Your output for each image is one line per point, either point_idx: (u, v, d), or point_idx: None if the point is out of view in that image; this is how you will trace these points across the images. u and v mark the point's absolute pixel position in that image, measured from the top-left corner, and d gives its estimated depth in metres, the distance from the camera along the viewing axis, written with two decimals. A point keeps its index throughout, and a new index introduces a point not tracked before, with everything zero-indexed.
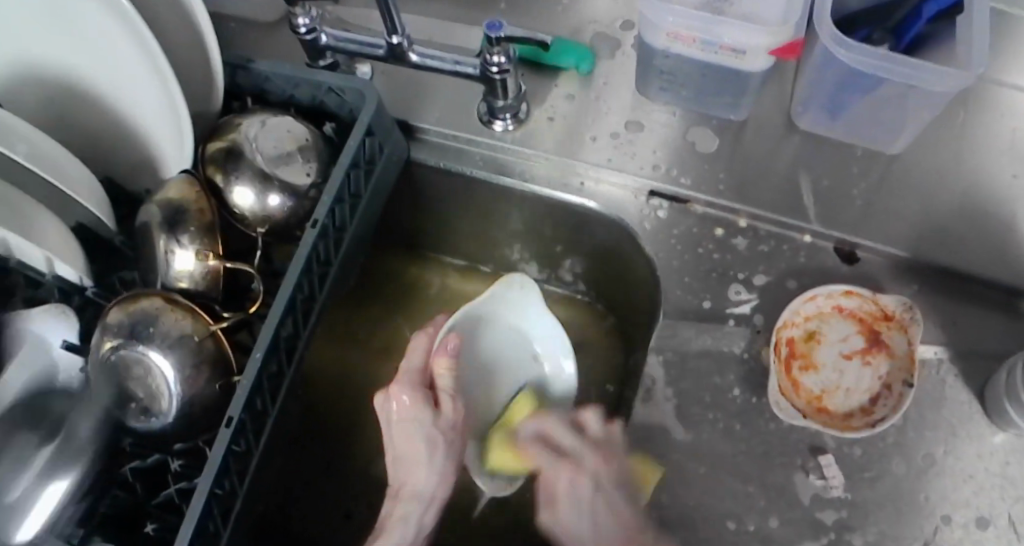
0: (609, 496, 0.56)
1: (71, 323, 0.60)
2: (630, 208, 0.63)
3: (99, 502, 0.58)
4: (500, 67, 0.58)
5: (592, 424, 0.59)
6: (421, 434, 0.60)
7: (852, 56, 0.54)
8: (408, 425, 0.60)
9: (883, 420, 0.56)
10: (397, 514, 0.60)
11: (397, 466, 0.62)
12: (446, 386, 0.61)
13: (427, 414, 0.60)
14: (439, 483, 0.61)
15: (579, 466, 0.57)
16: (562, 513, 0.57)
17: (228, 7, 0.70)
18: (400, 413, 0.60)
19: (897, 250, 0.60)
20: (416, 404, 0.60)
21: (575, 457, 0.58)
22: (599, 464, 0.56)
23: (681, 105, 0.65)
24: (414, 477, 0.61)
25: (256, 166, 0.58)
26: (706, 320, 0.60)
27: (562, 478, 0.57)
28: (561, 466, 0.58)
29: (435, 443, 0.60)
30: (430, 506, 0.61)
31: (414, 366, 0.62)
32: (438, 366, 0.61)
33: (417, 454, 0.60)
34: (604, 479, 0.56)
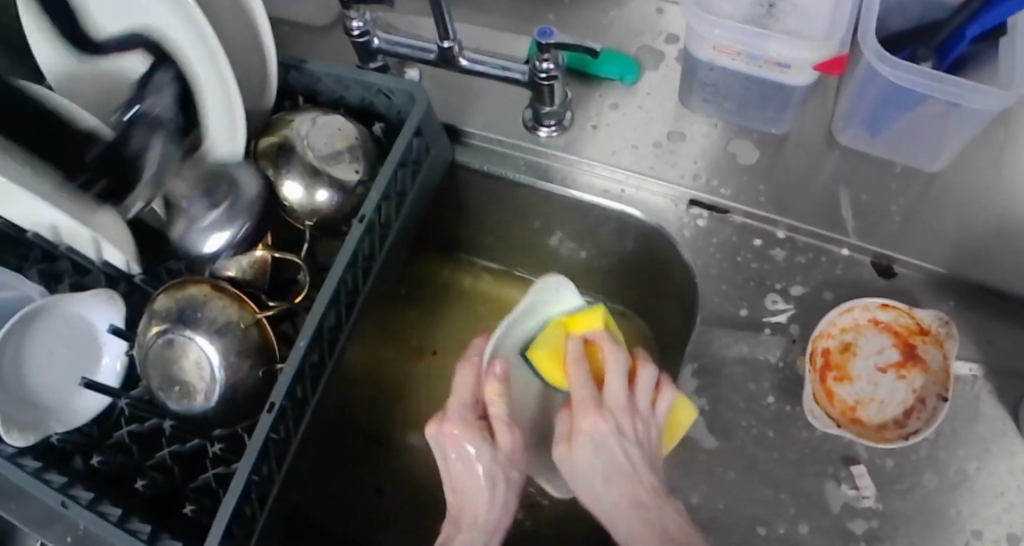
0: (628, 446, 0.55)
1: (118, 308, 0.63)
2: (670, 215, 0.65)
3: (138, 483, 0.59)
4: (548, 73, 0.60)
5: (645, 381, 0.57)
6: (480, 470, 0.55)
7: (899, 75, 0.55)
8: (467, 464, 0.56)
9: (916, 433, 0.56)
10: (461, 545, 0.55)
11: (456, 498, 0.57)
12: (500, 414, 0.56)
13: (488, 450, 0.56)
14: (501, 517, 0.56)
15: (606, 412, 0.55)
16: (576, 448, 0.55)
17: (285, 10, 0.73)
18: (458, 457, 0.56)
19: (933, 266, 0.61)
20: (474, 440, 0.56)
21: (607, 402, 0.56)
22: (627, 416, 0.56)
23: (723, 117, 0.66)
24: (473, 506, 0.56)
25: (307, 161, 0.60)
26: (743, 328, 0.61)
27: (584, 416, 0.56)
28: (590, 408, 0.56)
29: (499, 475, 0.56)
30: (494, 537, 0.56)
31: (463, 399, 0.58)
32: (491, 395, 0.56)
33: (477, 489, 0.55)
34: (627, 430, 0.55)
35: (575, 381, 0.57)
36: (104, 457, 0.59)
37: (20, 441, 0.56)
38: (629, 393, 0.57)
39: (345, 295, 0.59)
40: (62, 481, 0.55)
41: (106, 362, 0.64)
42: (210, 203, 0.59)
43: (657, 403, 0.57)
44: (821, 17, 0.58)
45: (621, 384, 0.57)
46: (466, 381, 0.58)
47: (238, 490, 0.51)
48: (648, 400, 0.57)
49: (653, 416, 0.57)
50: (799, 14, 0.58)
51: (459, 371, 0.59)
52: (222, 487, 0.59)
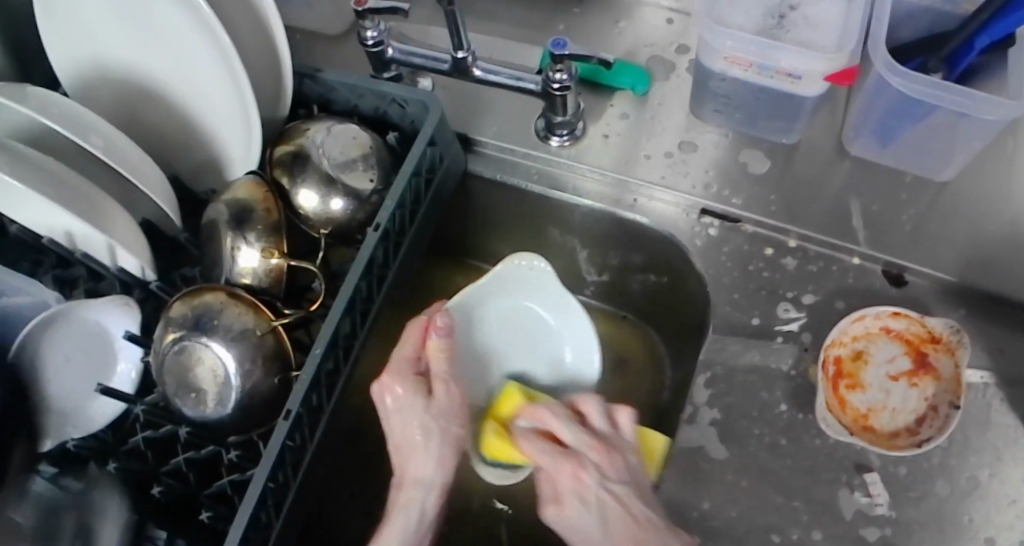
0: (614, 489, 0.54)
1: (133, 315, 0.61)
2: (681, 224, 0.65)
3: (154, 490, 0.59)
4: (561, 84, 0.60)
5: (596, 413, 0.58)
6: (417, 422, 0.57)
7: (907, 84, 0.56)
8: (404, 416, 0.57)
9: (928, 441, 0.57)
10: (401, 502, 0.57)
11: (397, 454, 0.58)
12: (441, 372, 0.58)
13: (422, 403, 0.57)
14: (440, 469, 0.57)
15: (580, 461, 0.55)
16: (567, 509, 0.55)
17: (298, 20, 0.73)
18: (396, 406, 0.57)
19: (944, 275, 0.61)
20: (412, 392, 0.57)
21: (575, 452, 0.56)
22: (601, 456, 0.55)
23: (733, 127, 0.67)
24: (412, 463, 0.57)
25: (322, 169, 0.61)
26: (755, 337, 0.61)
27: (561, 476, 0.55)
28: (561, 466, 0.55)
29: (431, 429, 0.57)
30: (435, 492, 0.57)
31: (407, 353, 0.58)
32: (433, 353, 0.57)
33: (414, 443, 0.57)
34: (606, 472, 0.55)
35: (535, 452, 0.56)
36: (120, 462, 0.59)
37: None
38: (586, 430, 0.57)
39: (360, 302, 0.59)
40: None
41: (121, 367, 0.64)
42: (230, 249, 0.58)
43: (619, 423, 0.57)
44: (832, 28, 0.58)
45: (577, 428, 0.57)
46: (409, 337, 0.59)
47: (254, 496, 0.51)
48: (603, 424, 0.57)
49: (623, 445, 0.57)
50: (810, 25, 0.59)
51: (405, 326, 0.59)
52: (236, 493, 0.59)
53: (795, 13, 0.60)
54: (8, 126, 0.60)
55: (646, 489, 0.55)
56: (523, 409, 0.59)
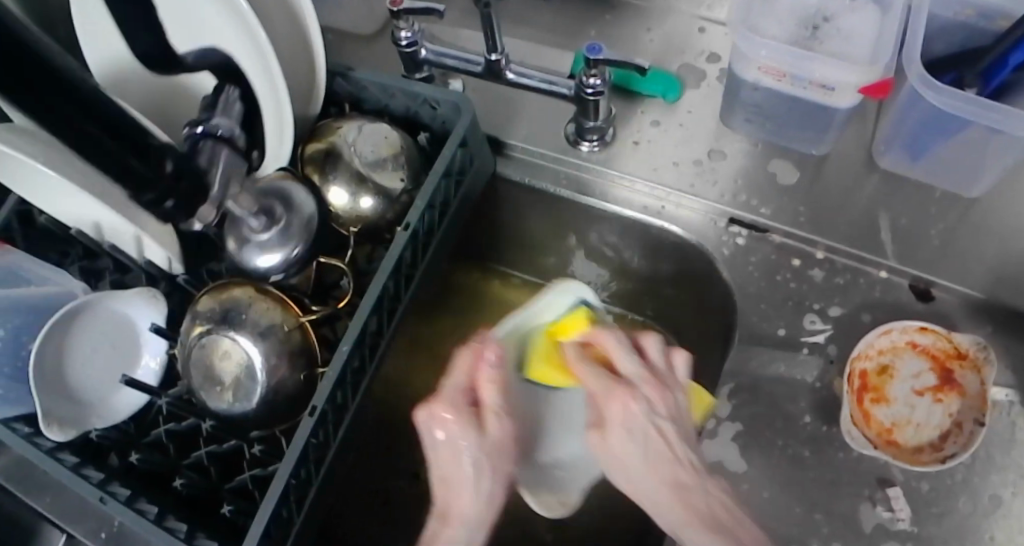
0: (661, 423, 0.52)
1: (159, 307, 0.63)
2: (709, 232, 0.65)
3: (176, 483, 0.58)
4: (595, 89, 0.61)
5: (654, 349, 0.55)
6: (466, 457, 0.53)
7: (939, 98, 0.56)
8: (456, 454, 0.53)
9: (953, 456, 0.56)
10: (445, 539, 0.53)
11: (442, 488, 0.54)
12: (493, 403, 0.54)
13: (474, 437, 0.53)
14: (487, 509, 0.54)
15: (632, 391, 0.52)
16: (612, 439, 0.53)
17: (331, 19, 0.74)
18: (447, 440, 0.53)
19: (970, 291, 0.61)
20: (463, 422, 0.53)
21: (630, 383, 0.53)
22: (655, 391, 0.53)
23: (763, 137, 0.67)
24: (458, 500, 0.53)
25: (353, 166, 0.61)
26: (781, 347, 0.61)
27: (612, 404, 0.52)
28: (612, 394, 0.52)
29: (484, 465, 0.53)
30: (481, 530, 0.54)
31: (457, 383, 0.55)
32: (486, 383, 0.54)
33: (463, 476, 0.53)
34: (656, 403, 0.52)
35: (587, 377, 0.54)
36: (142, 454, 0.59)
37: (60, 436, 0.56)
38: (644, 362, 0.54)
39: (387, 301, 0.59)
40: (100, 479, 0.55)
41: (145, 358, 0.64)
42: (266, 222, 0.60)
43: (671, 362, 0.56)
44: (867, 40, 0.58)
45: (635, 360, 0.54)
46: (461, 365, 0.55)
47: (278, 492, 0.51)
48: (660, 361, 0.55)
49: (677, 376, 0.56)
50: (843, 37, 0.59)
51: (454, 355, 0.55)
52: (258, 488, 0.59)
53: (828, 24, 0.59)
54: None
55: (688, 432, 0.53)
56: (581, 341, 0.56)
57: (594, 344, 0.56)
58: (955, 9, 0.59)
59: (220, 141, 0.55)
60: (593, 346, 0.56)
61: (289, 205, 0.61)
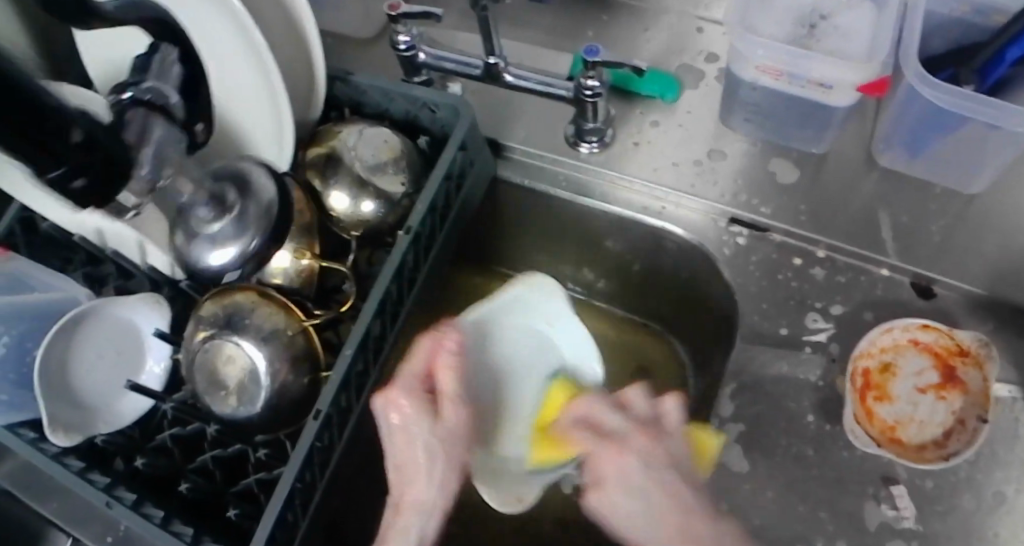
0: (659, 474, 0.46)
1: (163, 312, 0.63)
2: (710, 232, 0.65)
3: (182, 487, 0.59)
4: (593, 91, 0.61)
5: (639, 400, 0.50)
6: (420, 442, 0.51)
7: (939, 96, 0.56)
8: (408, 437, 0.51)
9: (956, 454, 0.56)
10: (396, 530, 0.49)
11: (396, 477, 0.52)
12: (451, 390, 0.52)
13: (428, 421, 0.51)
14: (442, 495, 0.51)
15: (622, 446, 0.47)
16: (610, 498, 0.46)
17: (331, 25, 0.74)
18: (401, 422, 0.51)
19: (972, 287, 0.61)
20: (418, 406, 0.51)
21: (618, 436, 0.48)
22: (647, 441, 0.47)
23: (763, 137, 0.67)
24: (413, 486, 0.50)
25: (354, 171, 0.61)
26: (783, 346, 0.61)
27: (602, 461, 0.47)
28: (604, 450, 0.47)
29: (438, 453, 0.51)
30: (436, 518, 0.50)
31: (415, 370, 0.53)
32: (445, 370, 0.52)
33: (417, 465, 0.51)
34: (653, 457, 0.47)
35: (578, 443, 0.50)
36: (148, 458, 0.59)
37: (65, 442, 0.56)
38: (630, 414, 0.49)
39: (390, 305, 0.59)
40: (106, 483, 0.55)
41: (148, 364, 0.64)
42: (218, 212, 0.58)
43: (663, 410, 0.50)
44: (864, 38, 0.58)
45: (618, 414, 0.50)
46: (419, 352, 0.54)
47: (282, 496, 0.51)
48: (648, 407, 0.50)
49: (670, 428, 0.49)
50: (840, 35, 0.59)
51: (415, 341, 0.54)
52: (264, 491, 0.59)
53: (825, 22, 0.60)
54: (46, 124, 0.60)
55: (689, 474, 0.47)
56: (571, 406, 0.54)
57: (575, 410, 0.53)
58: (951, 7, 0.59)
59: (151, 107, 0.55)
60: (573, 413, 0.53)
61: (245, 191, 0.58)
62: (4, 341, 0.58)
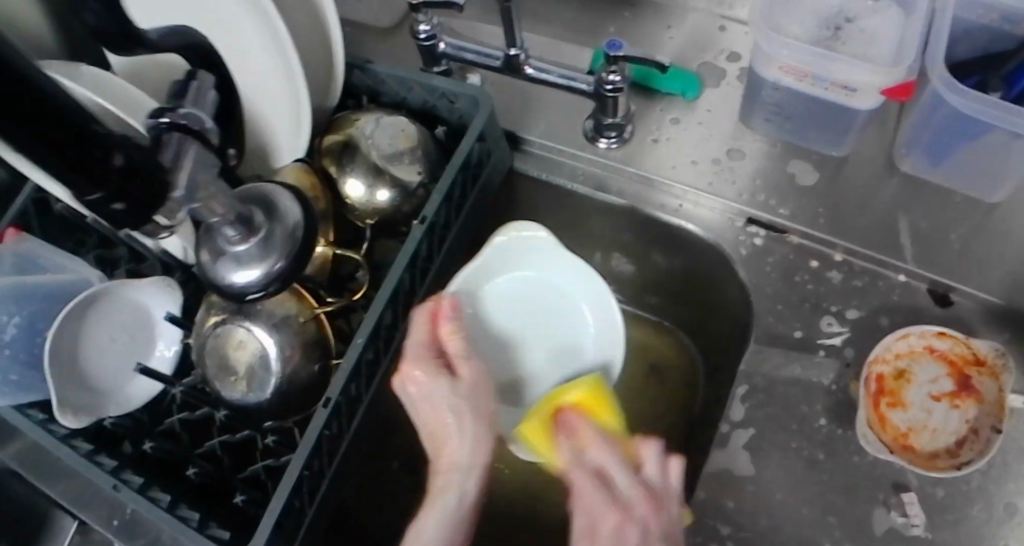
0: None
1: (175, 297, 0.63)
2: (727, 232, 0.65)
3: (189, 471, 0.59)
4: (615, 85, 0.60)
5: (649, 461, 0.50)
6: (444, 403, 0.54)
7: (963, 102, 0.55)
8: (429, 402, 0.54)
9: (970, 463, 0.55)
10: (438, 488, 0.51)
11: (433, 445, 0.54)
12: (459, 351, 0.56)
13: (446, 383, 0.54)
14: (477, 453, 0.53)
15: (627, 513, 0.46)
16: None
17: (350, 14, 0.74)
18: (418, 390, 0.55)
19: (990, 297, 0.60)
20: (432, 374, 0.54)
21: (622, 501, 0.47)
22: (648, 511, 0.47)
23: (782, 137, 0.67)
24: (448, 448, 0.53)
25: (370, 159, 0.61)
26: (797, 349, 0.61)
27: (604, 521, 0.46)
28: (606, 509, 0.47)
29: (462, 413, 0.54)
30: (474, 480, 0.52)
31: (418, 341, 0.56)
32: (447, 334, 0.56)
33: (446, 424, 0.54)
34: (652, 531, 0.46)
35: (581, 489, 0.49)
36: (156, 443, 0.60)
37: (73, 423, 0.56)
38: (641, 480, 0.49)
39: (402, 296, 0.59)
40: (114, 466, 0.56)
41: (159, 347, 0.64)
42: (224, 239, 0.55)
43: (669, 472, 0.50)
44: (889, 42, 0.58)
45: (628, 475, 0.49)
46: (419, 322, 0.57)
47: (290, 482, 0.51)
48: (660, 476, 0.49)
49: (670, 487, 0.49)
50: (867, 39, 0.58)
51: (412, 313, 0.57)
52: (270, 479, 0.58)
53: (851, 25, 0.59)
54: None
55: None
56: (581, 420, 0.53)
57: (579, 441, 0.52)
58: (979, 13, 0.59)
59: (189, 132, 0.44)
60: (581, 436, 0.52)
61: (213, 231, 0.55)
62: (16, 322, 0.58)
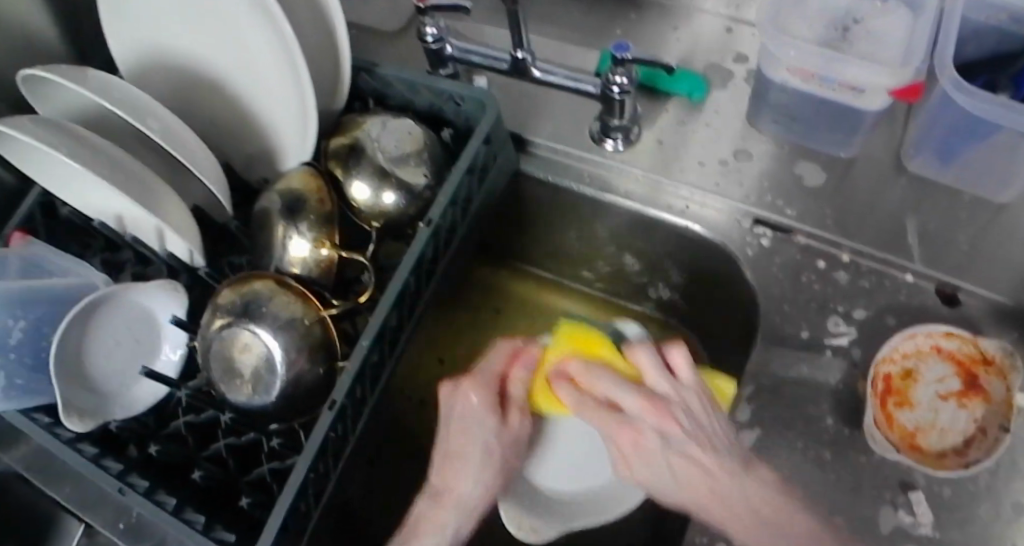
0: (682, 447, 0.51)
1: (180, 300, 0.62)
2: (733, 233, 0.65)
3: (194, 475, 0.59)
4: (621, 87, 0.60)
5: (647, 364, 0.56)
6: (482, 441, 0.56)
7: (972, 101, 0.55)
8: (468, 428, 0.56)
9: (977, 463, 0.55)
10: (435, 519, 0.54)
11: (443, 465, 0.56)
12: (518, 398, 0.60)
13: (498, 424, 0.58)
14: (483, 500, 0.56)
15: (638, 426, 0.53)
16: (636, 470, 0.53)
17: (356, 16, 0.74)
18: (466, 413, 0.57)
19: (997, 296, 0.60)
20: (487, 410, 0.57)
21: (634, 417, 0.53)
22: (659, 415, 0.52)
23: (788, 138, 0.67)
24: (460, 478, 0.56)
25: (376, 162, 0.61)
26: (805, 349, 0.61)
27: (624, 442, 0.53)
28: (623, 429, 0.53)
29: (494, 454, 0.57)
30: (472, 518, 0.55)
31: (490, 367, 0.59)
32: (518, 378, 0.60)
33: (468, 457, 0.56)
34: (669, 428, 0.52)
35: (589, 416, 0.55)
36: (162, 446, 0.60)
37: (77, 425, 0.57)
38: (637, 389, 0.54)
39: (408, 299, 0.59)
40: (119, 468, 0.56)
41: (165, 351, 0.64)
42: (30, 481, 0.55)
43: (674, 363, 0.56)
44: (896, 42, 0.58)
45: (632, 391, 0.54)
46: (498, 355, 0.60)
47: (295, 486, 0.51)
48: (661, 377, 0.55)
49: (685, 382, 0.55)
50: (874, 39, 0.58)
51: (498, 344, 0.60)
52: (275, 482, 0.59)
53: (858, 26, 0.59)
54: (68, 104, 0.60)
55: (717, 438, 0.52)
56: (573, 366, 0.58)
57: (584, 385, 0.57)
58: (986, 13, 0.59)
59: None
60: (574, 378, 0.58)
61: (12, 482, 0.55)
62: (22, 326, 0.58)
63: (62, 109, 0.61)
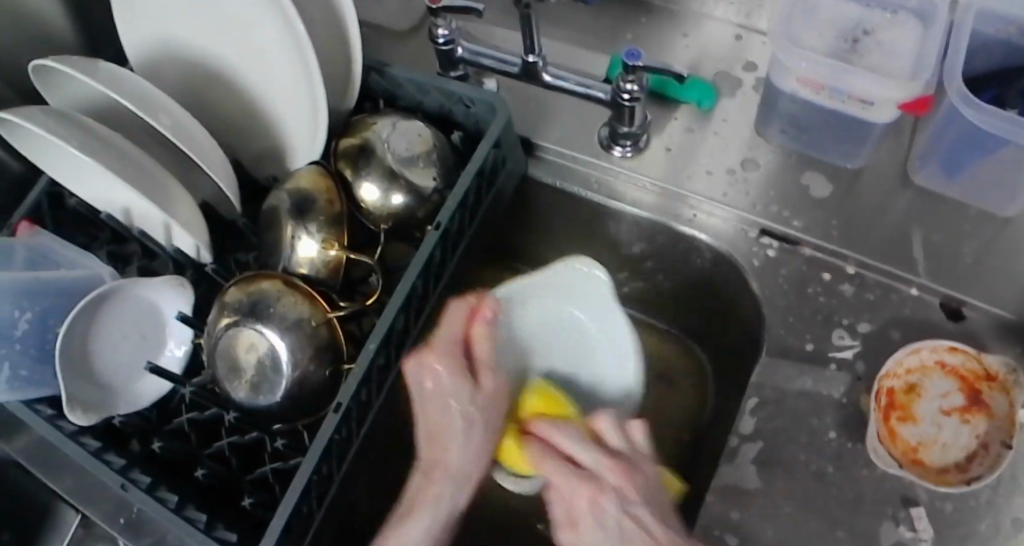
0: (634, 511, 0.50)
1: (187, 297, 0.62)
2: (740, 243, 0.65)
3: (198, 473, 0.59)
4: (631, 94, 0.60)
5: (607, 429, 0.53)
6: (457, 409, 0.56)
7: (981, 117, 0.55)
8: (444, 400, 0.56)
9: (979, 479, 0.55)
10: (431, 495, 0.55)
11: (428, 446, 0.56)
12: (485, 358, 0.58)
13: (469, 388, 0.56)
14: (473, 465, 0.56)
15: (598, 485, 0.50)
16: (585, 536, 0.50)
17: (366, 15, 0.74)
18: (436, 390, 0.56)
19: (1001, 312, 0.60)
20: (456, 375, 0.56)
21: (590, 472, 0.51)
22: (618, 476, 0.51)
23: (797, 148, 0.67)
24: (447, 454, 0.56)
25: (385, 164, 0.61)
26: (809, 361, 0.61)
27: (580, 501, 0.51)
28: (577, 486, 0.51)
29: (474, 417, 0.56)
30: (464, 490, 0.56)
31: (450, 335, 0.58)
32: (479, 337, 0.58)
33: (453, 427, 0.56)
34: (626, 492, 0.50)
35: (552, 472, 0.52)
36: (165, 443, 0.59)
37: (83, 420, 0.57)
38: (599, 448, 0.52)
39: (415, 301, 0.59)
40: (122, 464, 0.56)
41: (170, 347, 0.64)
42: None
43: (631, 437, 0.54)
44: (906, 55, 0.58)
45: (590, 448, 0.52)
46: (454, 318, 0.58)
47: (299, 487, 0.51)
48: (618, 440, 0.53)
49: (638, 447, 0.54)
50: (884, 51, 0.58)
51: (450, 305, 0.59)
52: (277, 482, 0.59)
53: (869, 37, 0.59)
54: (79, 96, 0.60)
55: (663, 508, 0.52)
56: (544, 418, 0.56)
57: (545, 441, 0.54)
58: (997, 27, 0.59)
59: None
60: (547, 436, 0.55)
61: None
62: (28, 317, 0.58)
63: (72, 102, 0.61)
